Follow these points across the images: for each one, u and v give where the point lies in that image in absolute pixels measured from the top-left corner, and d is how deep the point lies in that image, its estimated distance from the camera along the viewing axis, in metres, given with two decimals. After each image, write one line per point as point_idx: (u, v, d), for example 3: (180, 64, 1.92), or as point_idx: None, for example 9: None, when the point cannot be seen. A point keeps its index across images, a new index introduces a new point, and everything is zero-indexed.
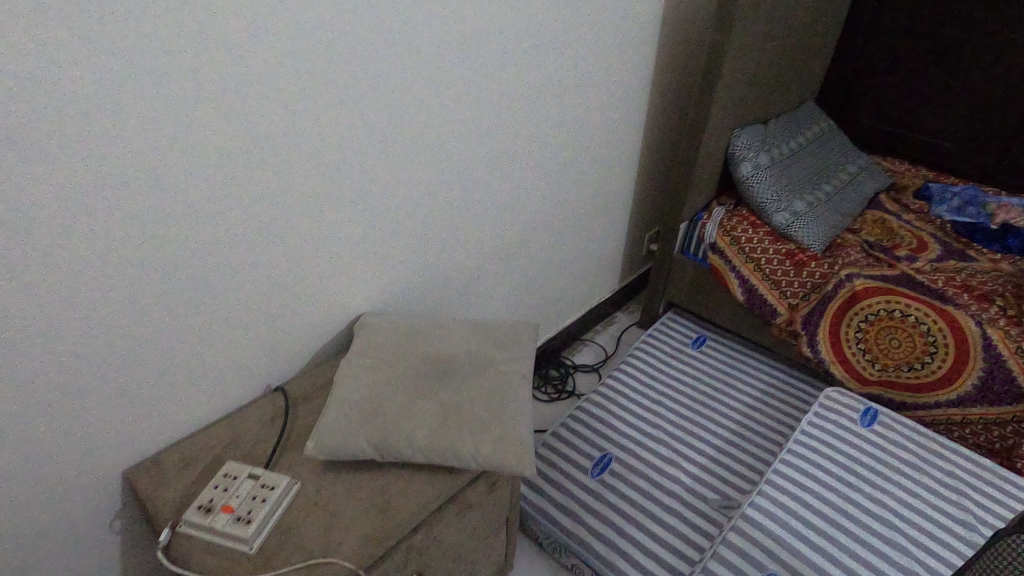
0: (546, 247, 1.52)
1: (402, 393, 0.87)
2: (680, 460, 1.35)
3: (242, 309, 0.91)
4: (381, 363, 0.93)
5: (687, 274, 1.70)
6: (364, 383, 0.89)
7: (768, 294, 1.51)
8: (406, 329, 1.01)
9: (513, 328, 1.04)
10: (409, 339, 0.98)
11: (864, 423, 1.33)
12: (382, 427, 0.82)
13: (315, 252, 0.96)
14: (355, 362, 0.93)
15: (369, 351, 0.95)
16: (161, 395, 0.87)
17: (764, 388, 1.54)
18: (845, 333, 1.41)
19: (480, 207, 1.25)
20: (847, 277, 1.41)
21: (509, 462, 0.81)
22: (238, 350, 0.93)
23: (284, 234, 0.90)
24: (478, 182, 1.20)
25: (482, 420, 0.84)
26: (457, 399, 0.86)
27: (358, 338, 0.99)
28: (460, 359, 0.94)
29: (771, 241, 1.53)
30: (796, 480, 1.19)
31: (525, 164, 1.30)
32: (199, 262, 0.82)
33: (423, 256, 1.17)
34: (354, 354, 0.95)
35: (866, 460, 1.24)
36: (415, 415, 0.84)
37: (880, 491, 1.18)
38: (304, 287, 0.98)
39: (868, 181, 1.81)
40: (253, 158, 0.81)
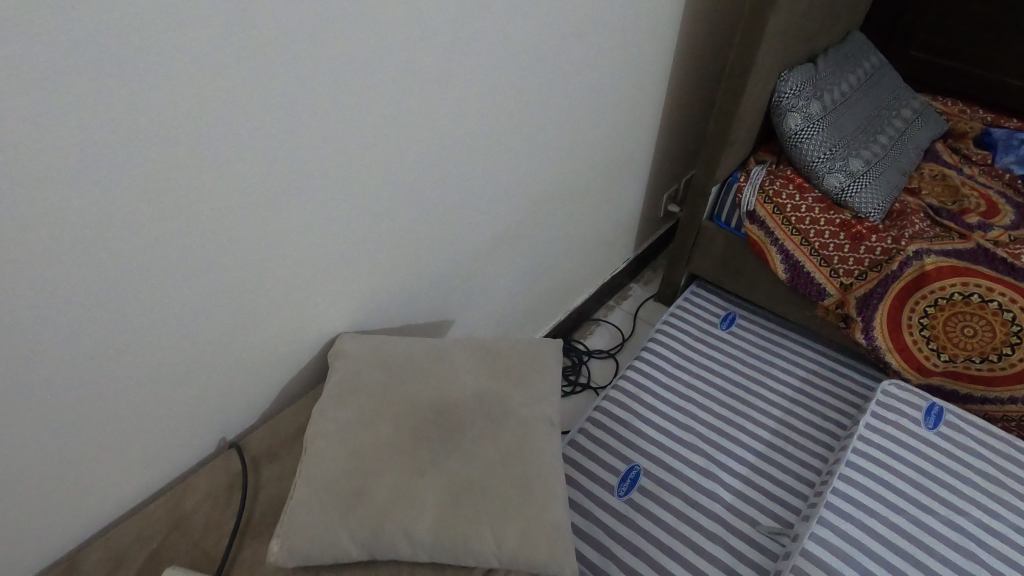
0: (557, 224, 1.29)
1: (395, 462, 0.66)
2: (718, 471, 1.19)
3: (177, 353, 0.68)
4: (364, 414, 0.70)
5: (717, 244, 1.47)
6: (342, 445, 0.67)
7: (816, 272, 1.30)
8: (395, 358, 0.78)
9: (532, 351, 0.82)
10: (399, 374, 0.76)
11: (929, 425, 1.16)
12: (370, 518, 0.61)
13: (272, 265, 0.72)
14: (330, 414, 0.71)
15: (350, 394, 0.73)
16: (77, 475, 0.65)
17: (806, 378, 1.36)
18: (908, 318, 1.22)
19: (483, 185, 1.00)
20: (916, 254, 1.19)
21: (544, 559, 0.61)
22: (178, 402, 0.71)
23: (226, 251, 0.66)
24: (478, 152, 0.95)
25: (504, 499, 0.64)
26: (469, 471, 0.65)
27: (332, 373, 0.76)
28: (468, 404, 0.72)
29: (823, 209, 1.30)
30: (858, 503, 1.04)
31: (532, 135, 1.05)
32: (102, 305, 0.58)
33: (414, 253, 0.93)
34: (328, 399, 0.73)
35: (935, 471, 1.08)
36: (416, 499, 0.63)
37: (955, 513, 1.02)
38: (262, 313, 0.74)
39: (925, 128, 1.56)
40: (163, 154, 0.55)
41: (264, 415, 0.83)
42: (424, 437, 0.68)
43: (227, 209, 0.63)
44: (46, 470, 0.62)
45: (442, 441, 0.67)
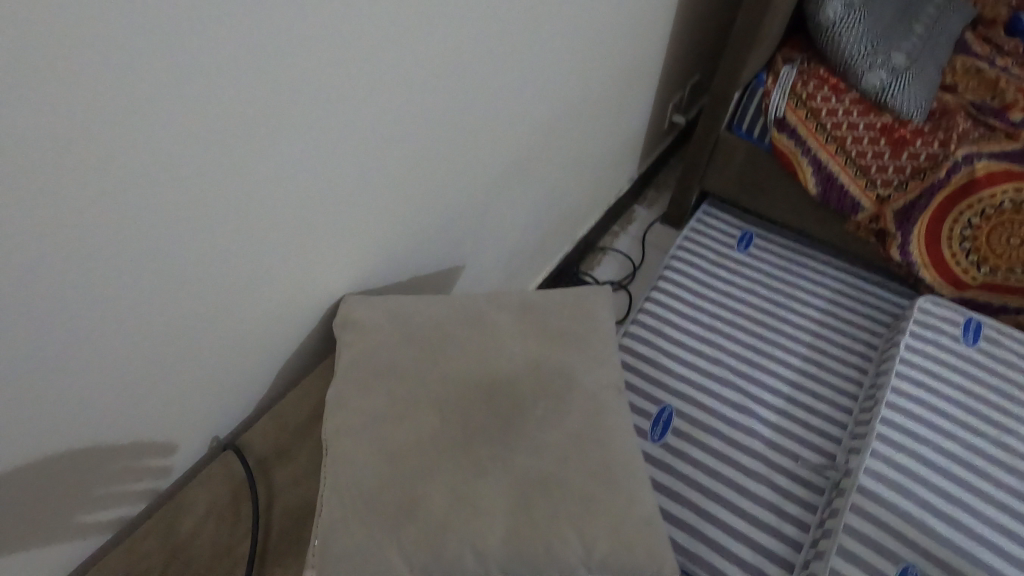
0: (569, 147, 1.12)
1: (450, 460, 0.53)
2: (752, 405, 1.12)
3: (154, 340, 0.51)
4: (399, 401, 0.57)
5: (736, 158, 1.33)
6: (378, 446, 0.54)
7: (851, 184, 1.18)
8: (420, 326, 0.63)
9: (583, 305, 0.68)
10: (431, 346, 0.61)
11: (968, 341, 1.11)
12: (428, 536, 0.49)
13: (261, 215, 0.54)
14: (357, 404, 0.57)
15: (375, 378, 0.59)
16: (53, 504, 0.50)
17: (833, 298, 1.28)
18: (949, 230, 1.14)
19: (500, 93, 0.81)
20: (966, 159, 1.09)
21: (640, 562, 0.51)
22: (161, 401, 0.55)
23: (201, 199, 0.48)
24: (498, 49, 0.76)
25: (586, 494, 0.53)
26: (542, 462, 0.54)
27: (345, 351, 0.61)
28: (524, 378, 0.60)
29: (861, 112, 1.17)
30: (908, 431, 0.98)
31: (551, 37, 0.86)
32: (39, 288, 0.41)
33: (425, 189, 0.76)
34: (348, 385, 0.58)
35: (980, 390, 1.04)
36: (483, 506, 0.51)
37: (1005, 434, 0.98)
38: (253, 278, 0.57)
39: (956, 14, 1.41)
40: (86, 56, 0.36)
41: (262, 403, 0.68)
42: (480, 426, 0.55)
43: (196, 138, 0.45)
44: (12, 506, 0.47)
45: (502, 432, 0.55)
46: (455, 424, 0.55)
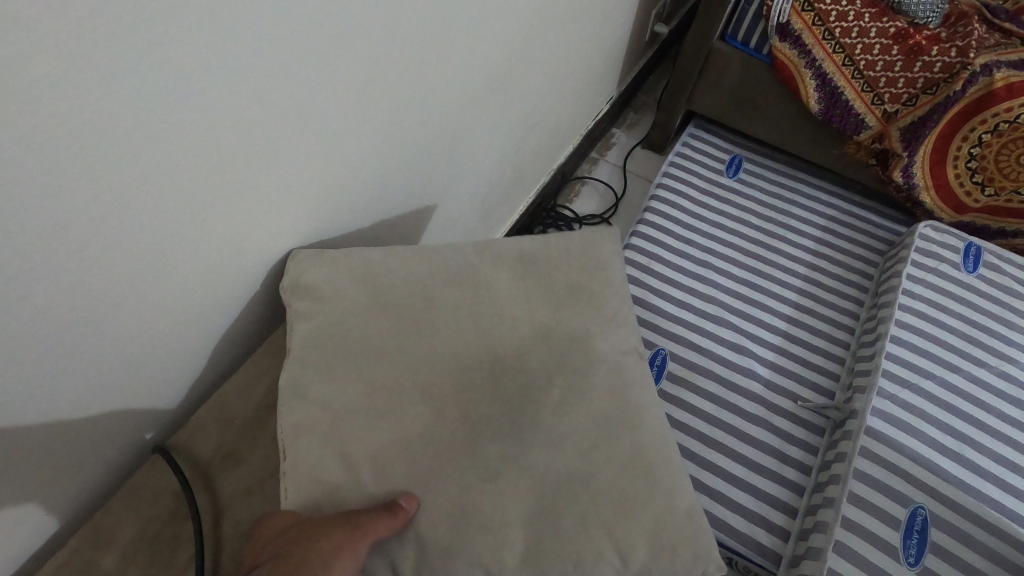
0: (551, 61, 0.96)
1: (446, 463, 0.42)
2: (748, 343, 1.05)
3: (33, 318, 0.37)
4: (373, 390, 0.45)
5: (730, 71, 1.19)
6: (350, 449, 0.43)
7: (856, 99, 1.08)
8: (392, 294, 0.50)
9: (591, 251, 0.56)
10: (408, 316, 0.49)
11: (968, 268, 1.05)
12: (422, 560, 0.40)
13: (167, 138, 0.38)
14: (319, 396, 0.45)
15: (342, 357, 0.46)
16: (12, 460, 0.41)
17: (827, 225, 1.20)
18: (957, 149, 1.05)
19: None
20: (985, 68, 0.98)
21: (685, 571, 0.42)
22: (63, 393, 0.42)
23: (81, 110, 0.32)
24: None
25: (615, 495, 0.43)
26: (560, 454, 0.44)
27: (303, 325, 0.48)
28: (528, 351, 0.48)
29: (873, 15, 1.04)
30: (913, 365, 0.93)
31: None
32: None
33: (391, 99, 0.59)
34: (303, 376, 0.46)
35: (981, 319, 0.99)
36: (493, 517, 0.41)
37: (1005, 362, 0.95)
38: (174, 235, 0.43)
39: None
40: None
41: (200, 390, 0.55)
42: (480, 418, 0.44)
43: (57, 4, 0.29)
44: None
45: (511, 423, 0.44)
46: (449, 416, 0.44)
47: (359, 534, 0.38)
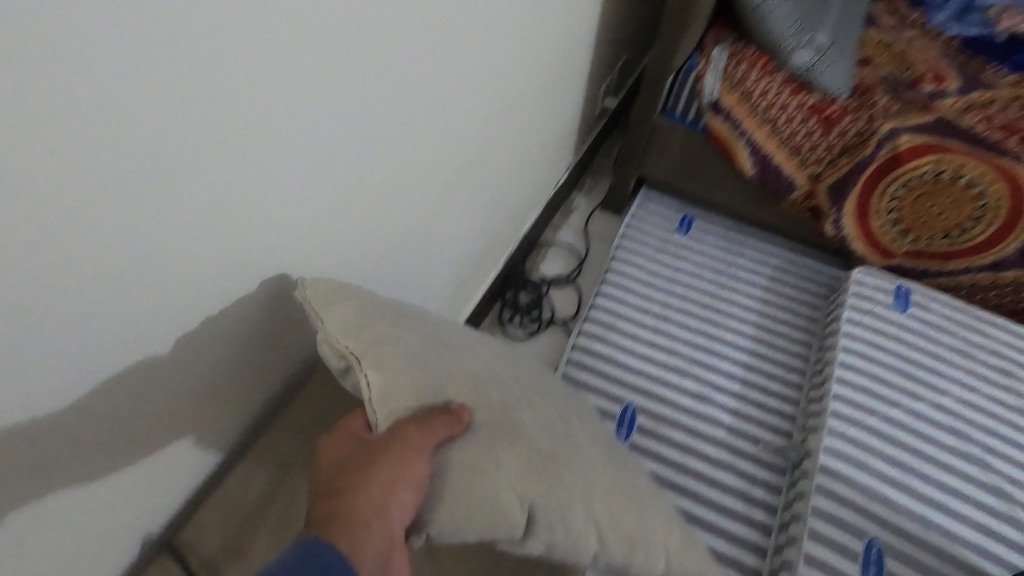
0: (509, 151, 1.06)
1: (532, 409, 0.63)
2: (710, 391, 1.12)
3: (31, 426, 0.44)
4: (443, 352, 0.63)
5: (673, 142, 1.31)
6: (432, 381, 0.59)
7: (785, 163, 1.20)
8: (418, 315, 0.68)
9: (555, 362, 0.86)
10: (446, 327, 0.68)
11: (900, 309, 1.16)
12: (526, 470, 0.57)
13: (166, 262, 0.48)
14: (390, 337, 0.60)
15: (393, 325, 0.62)
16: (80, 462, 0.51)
17: (773, 275, 1.31)
18: (877, 203, 1.18)
19: (435, 85, 0.72)
20: (890, 134, 1.12)
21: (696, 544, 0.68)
22: (62, 478, 0.50)
23: (92, 237, 0.41)
24: (430, 36, 0.67)
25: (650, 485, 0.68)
26: (609, 444, 0.69)
27: (338, 308, 0.62)
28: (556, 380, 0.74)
29: (792, 91, 1.18)
30: (859, 403, 1.01)
31: (486, 45, 0.80)
32: None
33: (346, 204, 0.67)
34: (361, 330, 0.60)
35: (917, 355, 1.09)
36: (577, 457, 0.62)
37: (938, 394, 1.04)
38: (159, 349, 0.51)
39: None
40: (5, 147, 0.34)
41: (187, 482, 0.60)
42: (545, 400, 0.66)
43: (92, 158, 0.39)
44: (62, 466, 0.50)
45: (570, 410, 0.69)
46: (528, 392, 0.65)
47: (432, 425, 0.54)
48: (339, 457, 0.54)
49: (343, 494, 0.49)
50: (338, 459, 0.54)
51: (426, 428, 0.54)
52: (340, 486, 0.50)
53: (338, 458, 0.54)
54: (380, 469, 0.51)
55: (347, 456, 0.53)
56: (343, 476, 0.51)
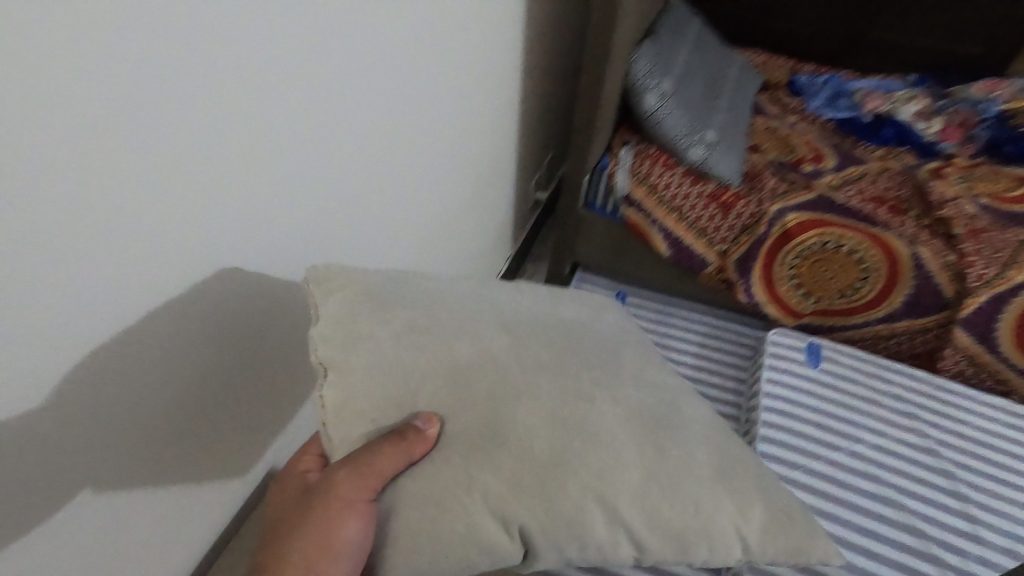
0: (441, 255, 1.20)
1: (535, 409, 0.59)
2: None
3: None
4: (418, 345, 0.61)
5: (598, 230, 1.46)
6: (396, 400, 0.58)
7: (695, 243, 1.36)
8: (406, 292, 0.66)
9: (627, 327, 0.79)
10: (436, 303, 0.66)
11: (812, 365, 1.27)
12: (503, 488, 0.56)
13: None
14: (368, 338, 0.60)
15: (373, 319, 0.61)
16: None
17: (702, 342, 1.42)
18: (779, 272, 1.33)
19: (355, 194, 0.85)
20: (778, 214, 1.29)
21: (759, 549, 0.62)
22: None
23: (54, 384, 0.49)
24: (349, 179, 0.81)
25: (690, 468, 0.62)
26: (641, 422, 0.63)
27: (327, 301, 0.63)
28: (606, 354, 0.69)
29: (691, 182, 1.35)
30: (782, 459, 1.11)
31: (403, 179, 0.95)
32: None
33: None
34: (336, 332, 0.61)
35: (830, 407, 1.20)
36: (582, 465, 0.58)
37: (854, 441, 1.14)
38: None
39: (748, 85, 1.68)
40: None
41: None
42: (546, 382, 0.62)
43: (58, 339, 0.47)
44: None
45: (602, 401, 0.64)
46: (521, 372, 0.61)
47: (362, 465, 0.56)
48: (284, 513, 0.63)
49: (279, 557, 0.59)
50: (284, 513, 0.63)
51: (359, 468, 0.55)
52: (277, 548, 0.60)
53: (284, 513, 0.63)
54: (314, 527, 0.58)
55: (292, 511, 0.61)
56: (283, 535, 0.60)
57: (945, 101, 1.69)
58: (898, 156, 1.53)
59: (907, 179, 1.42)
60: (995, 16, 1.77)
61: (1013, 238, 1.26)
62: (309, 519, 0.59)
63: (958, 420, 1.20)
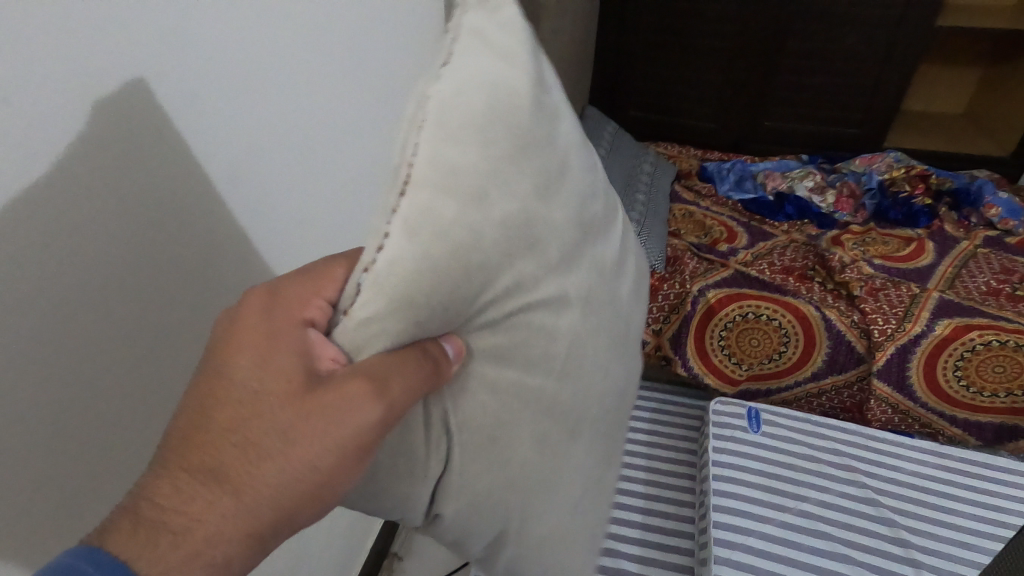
0: None
1: (558, 370, 0.46)
2: (616, 543, 1.22)
3: None
4: (515, 224, 0.38)
5: None
6: (467, 257, 0.36)
7: None
8: (543, 109, 0.41)
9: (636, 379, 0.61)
10: (557, 150, 0.43)
11: (754, 429, 1.34)
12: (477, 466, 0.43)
13: None
14: (480, 132, 0.35)
15: (485, 131, 0.35)
16: None
17: (652, 417, 1.47)
18: (709, 344, 1.44)
19: None
20: (700, 292, 1.44)
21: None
22: None
23: None
24: None
25: (593, 504, 0.55)
26: (598, 431, 0.54)
27: (463, 62, 0.36)
28: (626, 323, 0.58)
29: None
30: (735, 525, 1.16)
31: None
32: None
33: None
34: (450, 148, 0.34)
35: (775, 469, 1.26)
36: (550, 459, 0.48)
37: (799, 500, 1.20)
38: None
39: (665, 176, 1.89)
40: None
41: None
42: (590, 348, 0.50)
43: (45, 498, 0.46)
44: None
45: (603, 371, 0.53)
46: (572, 346, 0.47)
47: (389, 390, 0.37)
48: (238, 390, 0.37)
49: (205, 468, 0.36)
50: (235, 388, 0.38)
51: (382, 396, 0.37)
52: (205, 456, 0.36)
53: (236, 391, 0.37)
54: (284, 440, 0.37)
55: (257, 396, 0.37)
56: (224, 431, 0.37)
57: (835, 177, 1.90)
58: (802, 228, 1.72)
59: (810, 249, 1.59)
60: (867, 101, 2.05)
61: (907, 293, 1.41)
62: (279, 426, 0.37)
63: (895, 467, 1.27)
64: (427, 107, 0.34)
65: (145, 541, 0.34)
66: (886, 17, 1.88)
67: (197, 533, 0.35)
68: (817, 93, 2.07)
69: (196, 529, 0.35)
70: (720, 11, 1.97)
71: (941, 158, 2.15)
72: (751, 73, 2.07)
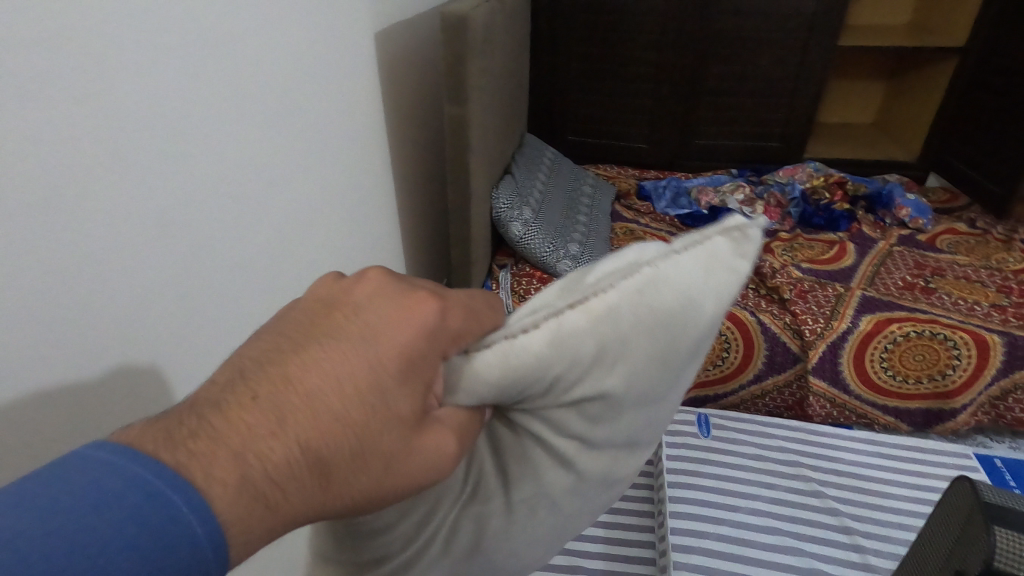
0: None
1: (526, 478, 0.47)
2: (582, 559, 1.20)
3: None
4: (595, 397, 0.43)
5: None
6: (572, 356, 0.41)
7: None
8: (694, 348, 0.45)
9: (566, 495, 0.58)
10: (674, 383, 0.46)
11: (705, 433, 1.40)
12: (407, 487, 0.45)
13: None
14: (655, 321, 0.42)
15: (653, 324, 0.42)
16: None
17: None
18: None
19: None
20: None
21: None
22: None
23: None
24: None
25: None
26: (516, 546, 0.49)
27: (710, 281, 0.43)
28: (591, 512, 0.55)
29: None
30: (693, 530, 1.18)
31: None
32: None
33: None
34: (627, 314, 0.41)
35: (729, 473, 1.30)
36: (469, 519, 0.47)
37: (750, 499, 1.25)
38: None
39: (604, 197, 1.96)
40: None
41: None
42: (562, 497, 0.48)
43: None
44: None
45: (556, 523, 0.49)
46: (545, 505, 0.47)
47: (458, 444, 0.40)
48: (382, 397, 0.34)
49: (319, 455, 0.32)
50: (379, 385, 0.34)
51: (448, 457, 0.38)
52: (331, 442, 0.33)
53: (378, 394, 0.34)
54: (380, 466, 0.35)
55: (397, 408, 0.35)
56: (344, 428, 0.33)
57: (760, 189, 2.02)
58: None
59: None
60: (785, 116, 2.19)
61: (832, 293, 1.50)
62: (388, 450, 0.35)
63: (836, 461, 1.34)
64: (646, 271, 0.42)
65: (245, 508, 0.29)
66: (793, 40, 2.04)
67: (278, 514, 0.31)
68: (740, 111, 2.21)
69: (281, 510, 0.31)
70: (644, 39, 2.09)
71: (856, 166, 2.31)
72: (677, 96, 2.19)
